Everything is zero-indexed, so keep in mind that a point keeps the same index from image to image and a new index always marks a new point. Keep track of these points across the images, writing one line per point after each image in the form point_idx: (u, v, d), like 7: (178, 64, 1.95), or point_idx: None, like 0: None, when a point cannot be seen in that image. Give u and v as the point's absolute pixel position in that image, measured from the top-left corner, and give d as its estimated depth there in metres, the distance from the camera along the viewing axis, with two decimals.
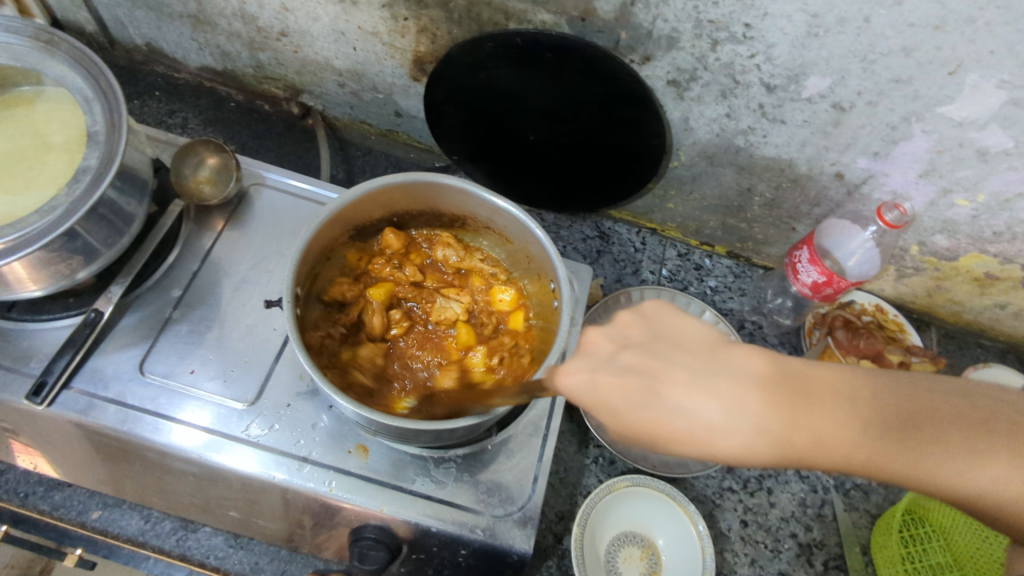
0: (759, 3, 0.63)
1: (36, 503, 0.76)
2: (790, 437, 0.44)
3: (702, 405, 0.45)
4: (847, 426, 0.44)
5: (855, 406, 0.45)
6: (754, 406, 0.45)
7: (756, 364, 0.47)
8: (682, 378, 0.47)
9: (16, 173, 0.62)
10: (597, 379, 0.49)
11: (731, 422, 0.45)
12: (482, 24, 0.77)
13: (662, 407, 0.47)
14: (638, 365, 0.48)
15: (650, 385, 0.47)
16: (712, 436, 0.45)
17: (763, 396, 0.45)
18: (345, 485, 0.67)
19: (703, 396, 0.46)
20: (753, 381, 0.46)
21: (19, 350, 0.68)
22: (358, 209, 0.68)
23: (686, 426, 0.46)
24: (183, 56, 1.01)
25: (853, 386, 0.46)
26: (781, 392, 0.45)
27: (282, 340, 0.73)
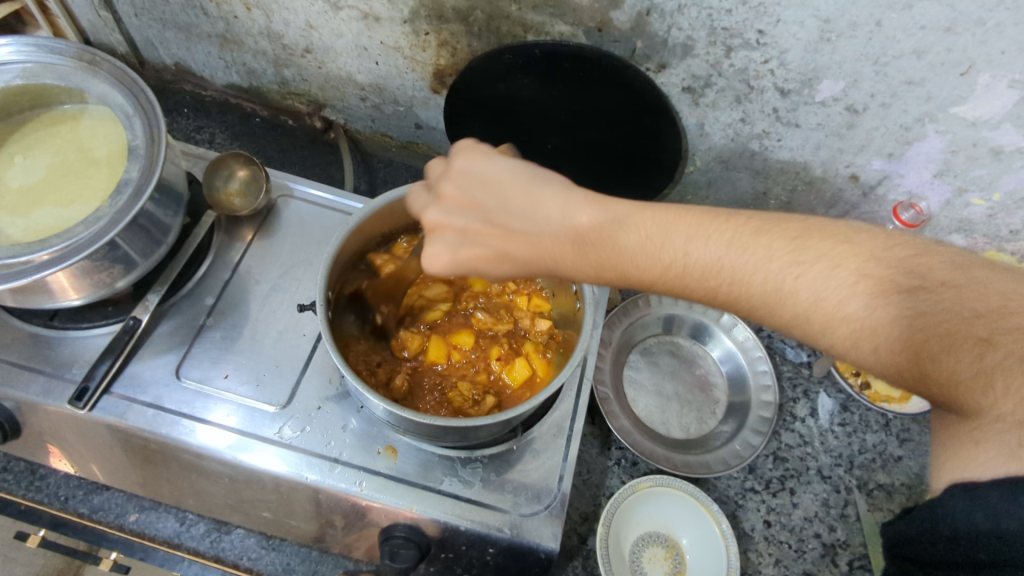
0: (772, 10, 0.65)
1: (76, 506, 0.78)
2: (594, 261, 0.52)
3: (550, 227, 0.53)
4: (696, 246, 0.50)
5: (689, 240, 0.50)
6: (579, 230, 0.52)
7: (592, 208, 0.52)
8: (488, 208, 0.54)
9: (62, 188, 0.65)
10: (457, 256, 0.54)
11: (543, 240, 0.53)
12: (500, 36, 0.80)
13: (472, 229, 0.54)
14: (480, 233, 0.54)
15: (485, 208, 0.54)
16: (563, 257, 0.53)
17: (610, 227, 0.52)
18: (375, 485, 0.68)
19: (540, 206, 0.53)
20: (585, 211, 0.52)
21: (61, 357, 0.71)
22: (387, 215, 0.70)
23: (538, 257, 0.53)
24: (210, 75, 1.05)
25: (695, 225, 0.50)
26: (591, 237, 0.52)
27: (312, 345, 0.75)
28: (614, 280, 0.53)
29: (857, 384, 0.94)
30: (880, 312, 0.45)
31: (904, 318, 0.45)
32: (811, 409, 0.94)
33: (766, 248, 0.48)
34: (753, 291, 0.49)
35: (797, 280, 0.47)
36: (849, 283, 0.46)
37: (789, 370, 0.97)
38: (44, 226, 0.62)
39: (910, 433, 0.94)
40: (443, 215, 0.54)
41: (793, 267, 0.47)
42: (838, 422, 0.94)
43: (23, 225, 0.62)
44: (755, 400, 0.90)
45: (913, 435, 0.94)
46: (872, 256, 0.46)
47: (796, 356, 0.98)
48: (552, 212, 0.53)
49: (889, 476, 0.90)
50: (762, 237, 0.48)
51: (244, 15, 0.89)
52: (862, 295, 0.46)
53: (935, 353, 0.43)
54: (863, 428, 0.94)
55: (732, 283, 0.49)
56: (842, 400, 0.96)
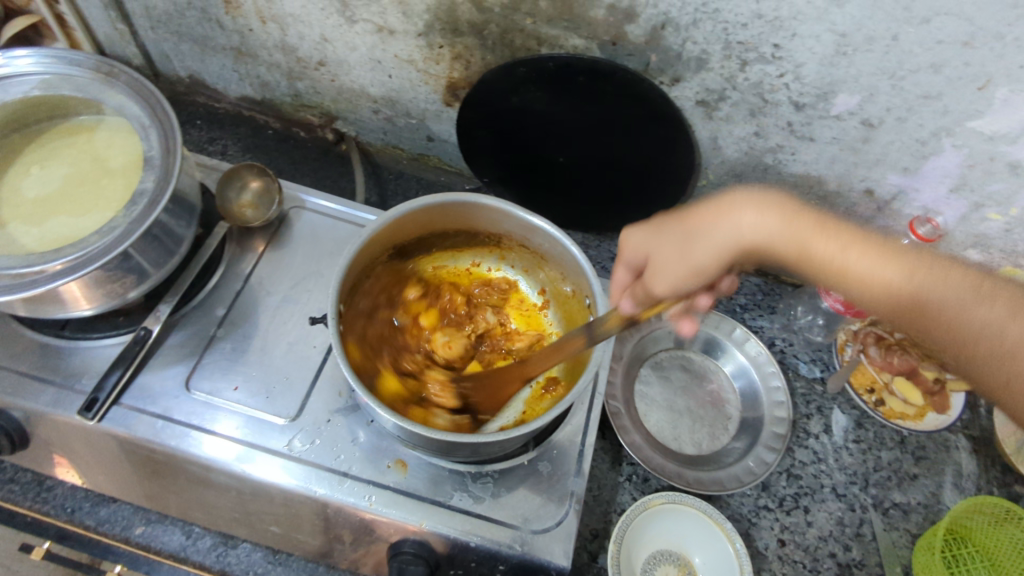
0: (787, 24, 0.65)
1: (82, 519, 0.77)
2: (794, 236, 0.52)
3: (750, 220, 0.53)
4: (866, 252, 0.51)
5: (849, 248, 0.51)
6: (750, 242, 0.54)
7: (835, 227, 0.53)
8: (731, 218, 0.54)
9: (77, 198, 0.65)
10: (642, 241, 0.61)
11: (754, 231, 0.53)
12: (514, 50, 0.80)
13: (705, 223, 0.55)
14: (661, 226, 0.60)
15: (694, 222, 0.57)
16: (729, 248, 0.55)
17: (736, 237, 0.54)
18: (385, 500, 0.67)
19: (738, 221, 0.54)
20: (755, 214, 0.53)
21: (71, 367, 0.70)
22: (401, 227, 0.70)
23: (698, 255, 0.56)
24: (224, 87, 1.06)
25: (860, 233, 0.53)
26: (826, 239, 0.52)
27: (323, 357, 0.75)
28: (794, 258, 0.53)
29: (871, 401, 0.93)
30: (918, 271, 0.50)
31: (966, 299, 0.50)
32: (825, 425, 0.93)
33: (946, 279, 0.50)
34: (886, 284, 0.51)
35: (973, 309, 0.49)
36: (982, 286, 0.50)
37: (803, 384, 0.96)
38: (58, 236, 0.62)
39: (926, 451, 0.92)
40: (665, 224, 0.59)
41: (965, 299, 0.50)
42: (852, 439, 0.92)
43: (38, 235, 0.62)
44: (768, 416, 0.89)
45: (929, 453, 0.92)
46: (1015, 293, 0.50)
47: (810, 371, 0.97)
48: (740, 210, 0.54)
49: (905, 495, 0.89)
50: (936, 266, 0.51)
51: (259, 28, 0.90)
52: (993, 297, 0.50)
53: (967, 313, 0.50)
54: (877, 445, 0.92)
55: (894, 286, 0.50)
56: (856, 417, 0.94)
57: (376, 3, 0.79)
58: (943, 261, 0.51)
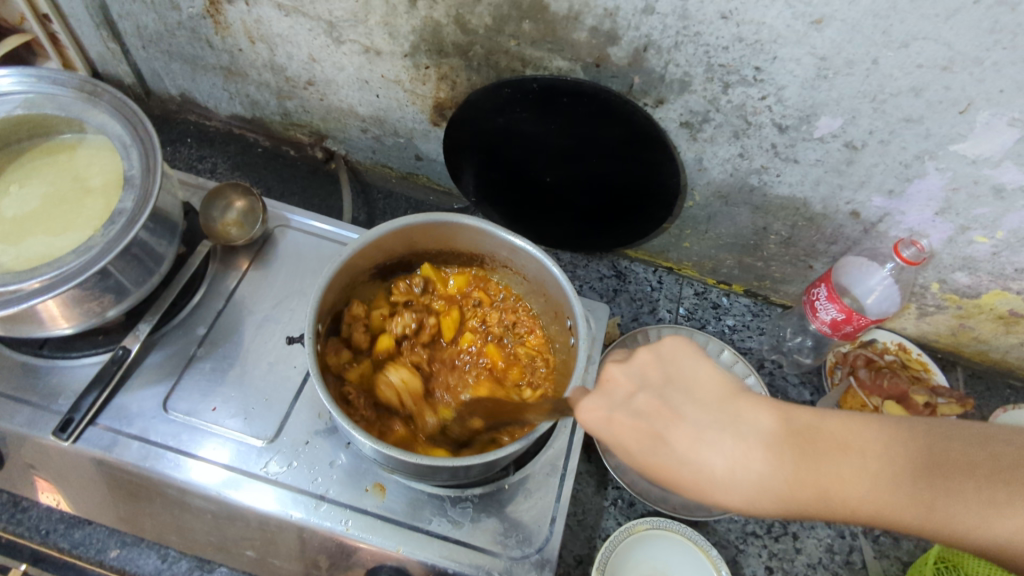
0: (768, 47, 0.65)
1: (57, 541, 0.76)
2: (740, 494, 0.48)
3: (712, 455, 0.49)
4: (838, 472, 0.48)
5: (848, 454, 0.49)
6: (713, 474, 0.49)
7: (764, 412, 0.51)
8: (685, 419, 0.51)
9: (55, 216, 0.65)
10: (611, 420, 0.52)
11: (749, 478, 0.49)
12: (500, 71, 0.80)
13: (664, 449, 0.51)
14: (645, 427, 0.51)
15: (655, 429, 0.51)
16: (731, 494, 0.49)
17: (694, 449, 0.50)
18: (361, 525, 0.66)
19: (702, 451, 0.50)
20: (711, 453, 0.49)
21: (47, 387, 0.70)
22: (380, 246, 0.69)
23: (692, 465, 0.50)
24: (215, 105, 1.06)
25: (850, 435, 0.50)
26: (794, 442, 0.49)
27: (302, 378, 0.74)
28: (806, 506, 0.48)
29: None
30: (913, 501, 0.47)
31: (982, 509, 0.45)
32: None
33: (854, 465, 0.48)
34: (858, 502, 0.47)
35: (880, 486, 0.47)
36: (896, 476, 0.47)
37: None
38: (34, 254, 0.62)
39: None
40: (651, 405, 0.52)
41: (882, 483, 0.47)
42: None
43: (14, 254, 0.62)
44: None
45: None
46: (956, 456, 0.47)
47: (799, 395, 0.97)
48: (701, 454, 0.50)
49: None
50: (852, 451, 0.49)
51: (248, 48, 0.91)
52: (913, 479, 0.47)
53: (947, 504, 0.46)
54: None
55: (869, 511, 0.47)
56: None
57: (362, 24, 0.80)
58: (937, 459, 0.48)
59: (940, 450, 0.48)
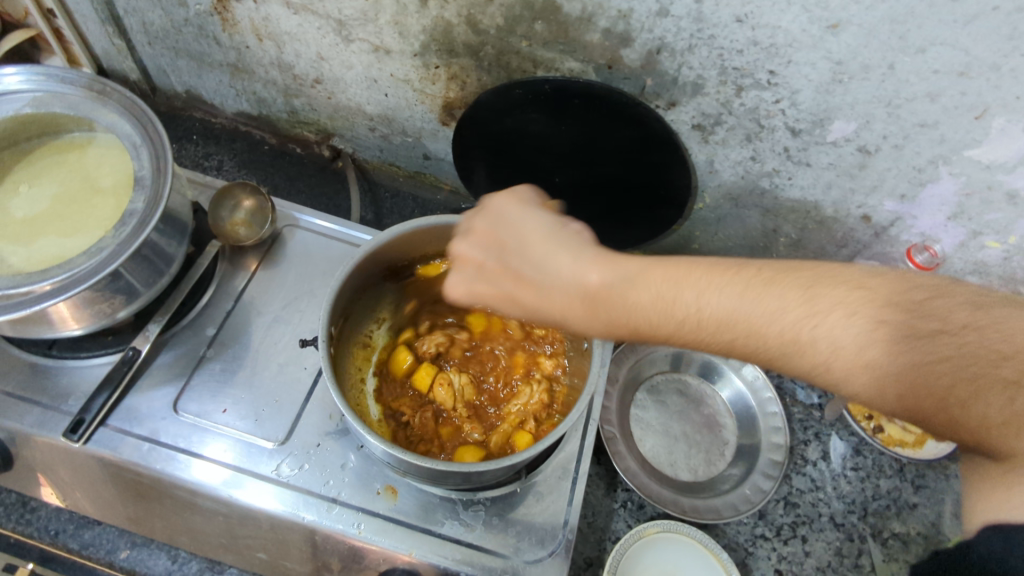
0: (783, 51, 0.65)
1: (66, 541, 0.77)
2: (605, 321, 0.54)
3: (567, 264, 0.54)
4: (718, 300, 0.51)
5: (730, 294, 0.51)
6: (588, 289, 0.54)
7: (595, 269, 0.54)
8: (591, 271, 0.54)
9: (66, 217, 0.64)
10: (474, 289, 0.57)
11: (556, 295, 0.54)
12: (510, 71, 0.80)
13: (531, 294, 0.55)
14: (495, 272, 0.57)
15: (572, 277, 0.54)
16: (645, 310, 0.52)
17: (621, 286, 0.53)
18: (374, 528, 0.66)
19: (651, 299, 0.52)
20: (596, 271, 0.54)
21: (58, 388, 0.70)
22: (390, 251, 0.69)
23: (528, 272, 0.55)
24: (221, 102, 1.06)
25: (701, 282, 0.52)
26: (644, 280, 0.53)
27: (313, 380, 0.74)
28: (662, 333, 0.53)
29: (869, 428, 0.93)
30: (749, 288, 0.51)
31: (825, 312, 0.49)
32: (823, 453, 0.92)
33: (705, 282, 0.52)
34: (796, 341, 0.50)
35: (745, 301, 0.51)
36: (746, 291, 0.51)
37: (800, 410, 0.95)
38: (46, 256, 0.61)
39: (925, 479, 0.91)
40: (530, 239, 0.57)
41: (733, 296, 0.51)
42: (850, 467, 0.91)
43: (25, 255, 0.61)
44: (764, 442, 0.88)
45: (928, 481, 0.91)
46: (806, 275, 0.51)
47: (807, 398, 0.96)
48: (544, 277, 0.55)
49: (904, 525, 0.88)
50: (723, 273, 0.52)
51: (255, 45, 0.90)
52: (761, 291, 0.51)
53: (813, 331, 0.49)
54: (875, 472, 0.91)
55: (799, 344, 0.50)
56: (854, 444, 0.93)
57: (372, 23, 0.79)
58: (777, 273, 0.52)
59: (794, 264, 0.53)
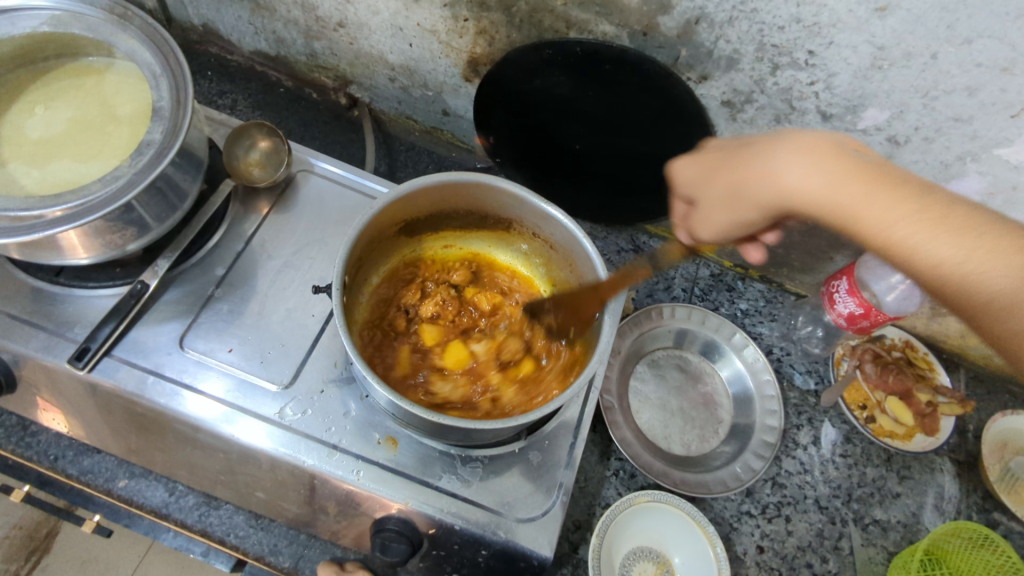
0: (826, 31, 0.64)
1: (65, 467, 0.75)
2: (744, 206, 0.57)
3: (777, 168, 0.55)
4: (825, 185, 0.52)
5: (887, 206, 0.50)
6: (795, 193, 0.54)
7: (805, 153, 0.54)
8: (800, 160, 0.54)
9: (80, 142, 0.63)
10: (695, 174, 0.63)
11: (779, 190, 0.55)
12: (542, 30, 0.78)
13: (777, 181, 0.54)
14: (715, 163, 0.61)
15: (757, 151, 0.57)
16: (816, 194, 0.52)
17: (799, 190, 0.54)
18: (372, 476, 0.67)
19: (882, 212, 0.50)
20: (798, 171, 0.53)
21: (64, 314, 0.69)
22: (410, 202, 0.68)
23: (754, 184, 0.56)
24: (238, 39, 1.03)
25: (903, 199, 0.50)
26: (930, 200, 0.50)
27: (321, 327, 0.74)
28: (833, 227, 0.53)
29: (862, 417, 0.93)
30: (914, 220, 0.50)
31: (1005, 266, 0.47)
32: (814, 438, 0.93)
33: (886, 208, 0.50)
34: (949, 275, 0.49)
35: (918, 232, 0.49)
36: (922, 203, 0.50)
37: (795, 395, 0.96)
38: (59, 179, 0.60)
39: (910, 471, 0.93)
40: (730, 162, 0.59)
41: (920, 224, 0.49)
42: (840, 453, 0.93)
43: (39, 177, 0.60)
44: (759, 424, 0.89)
45: (913, 473, 0.93)
46: (956, 255, 0.48)
47: (804, 383, 0.97)
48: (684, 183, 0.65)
49: (886, 512, 0.90)
50: (863, 186, 0.51)
51: None
52: (902, 198, 0.50)
53: (973, 263, 0.48)
54: (864, 461, 0.93)
55: None
56: (846, 432, 0.94)
57: None
58: (942, 203, 0.50)
59: (941, 200, 0.50)
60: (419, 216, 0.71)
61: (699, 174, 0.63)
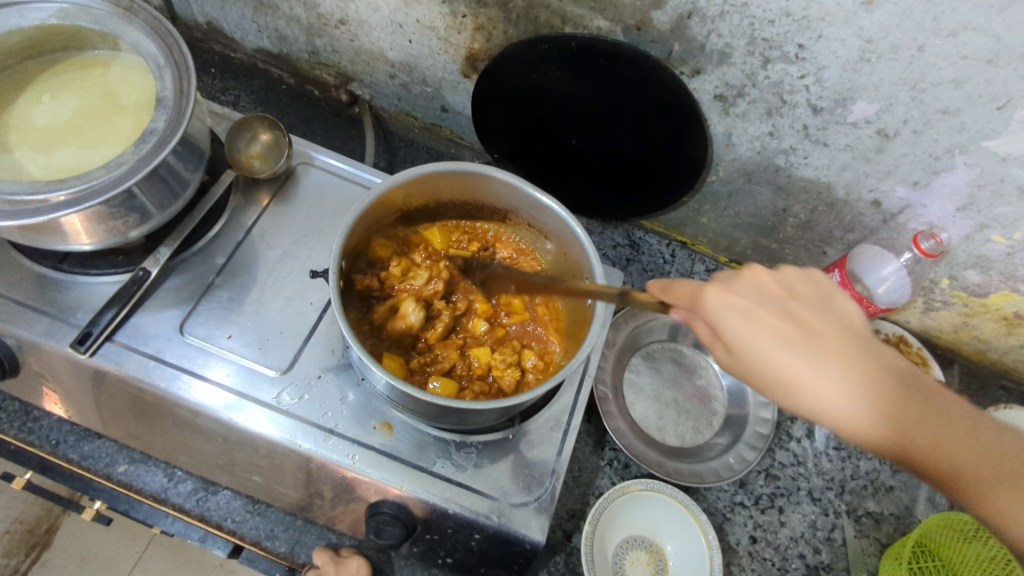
0: (815, 25, 0.65)
1: (66, 452, 0.77)
2: (738, 368, 0.52)
3: (789, 359, 0.51)
4: (834, 398, 0.50)
5: (854, 385, 0.51)
6: (785, 377, 0.51)
7: (796, 352, 0.51)
8: (789, 346, 0.51)
9: (85, 131, 0.64)
10: (700, 298, 0.52)
11: (770, 370, 0.51)
12: (538, 26, 0.80)
13: (776, 356, 0.51)
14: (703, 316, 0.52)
15: (778, 325, 0.51)
16: (783, 396, 0.52)
17: (793, 383, 0.51)
18: (368, 460, 0.68)
19: (829, 384, 0.50)
20: (801, 364, 0.51)
21: (67, 300, 0.70)
22: (408, 190, 0.69)
23: (759, 349, 0.51)
24: (241, 37, 1.04)
25: (858, 363, 0.51)
26: (896, 377, 0.52)
27: (319, 314, 0.75)
28: (777, 397, 0.52)
29: None
30: (868, 402, 0.51)
31: (971, 452, 0.52)
32: (808, 431, 0.94)
33: (844, 383, 0.51)
34: (914, 452, 0.51)
35: (896, 416, 0.51)
36: (869, 366, 0.52)
37: None
38: (64, 165, 0.61)
39: None
40: (773, 335, 0.51)
41: (872, 400, 0.51)
42: (833, 446, 0.93)
43: (44, 163, 0.61)
44: (753, 415, 0.90)
45: None
46: (950, 446, 0.52)
47: None
48: (746, 275, 0.54)
49: (879, 504, 0.90)
50: (831, 355, 0.51)
51: None
52: (858, 364, 0.51)
53: (927, 423, 0.52)
54: (857, 454, 0.94)
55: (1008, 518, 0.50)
56: None
57: None
58: (914, 390, 0.53)
59: (917, 413, 0.52)
60: (428, 203, 0.74)
61: (723, 304, 0.51)
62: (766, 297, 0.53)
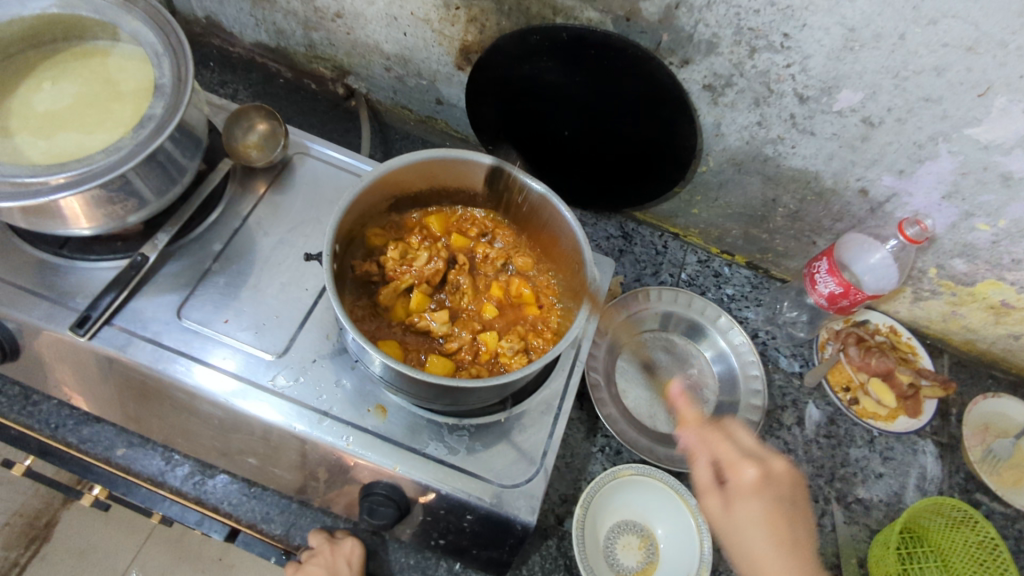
0: (799, 14, 0.66)
1: (65, 435, 0.78)
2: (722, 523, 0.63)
3: (756, 535, 0.60)
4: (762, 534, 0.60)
5: (789, 546, 0.60)
6: (743, 544, 0.60)
7: (770, 512, 0.61)
8: (756, 501, 0.61)
9: (84, 116, 0.66)
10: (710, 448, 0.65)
11: (753, 536, 0.60)
12: (530, 17, 0.81)
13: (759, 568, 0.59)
14: (761, 488, 0.62)
15: (765, 513, 0.61)
16: (748, 538, 0.60)
17: (744, 549, 0.60)
18: (361, 442, 0.69)
19: (774, 548, 0.59)
20: (759, 509, 0.61)
21: (67, 284, 0.72)
22: (401, 175, 0.71)
23: (744, 543, 0.60)
24: (239, 31, 1.06)
25: (798, 527, 0.61)
26: None
27: (314, 300, 0.76)
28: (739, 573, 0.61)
29: (845, 399, 0.96)
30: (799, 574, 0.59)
31: None
32: (798, 418, 0.95)
33: (778, 552, 0.59)
34: None
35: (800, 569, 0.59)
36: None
37: (780, 377, 0.98)
38: (64, 150, 0.63)
39: (893, 452, 0.95)
40: (767, 502, 0.61)
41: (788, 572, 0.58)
42: (823, 434, 0.95)
43: (44, 147, 0.63)
44: (743, 403, 0.91)
45: (896, 454, 0.94)
46: None
47: (789, 365, 0.99)
48: (772, 466, 0.63)
49: (868, 491, 0.91)
50: (789, 518, 0.61)
51: None
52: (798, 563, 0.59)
53: None
54: (847, 441, 0.95)
55: None
56: (830, 413, 0.96)
57: None
58: None
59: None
60: (420, 188, 0.75)
61: (727, 522, 0.62)
62: (785, 495, 0.62)
